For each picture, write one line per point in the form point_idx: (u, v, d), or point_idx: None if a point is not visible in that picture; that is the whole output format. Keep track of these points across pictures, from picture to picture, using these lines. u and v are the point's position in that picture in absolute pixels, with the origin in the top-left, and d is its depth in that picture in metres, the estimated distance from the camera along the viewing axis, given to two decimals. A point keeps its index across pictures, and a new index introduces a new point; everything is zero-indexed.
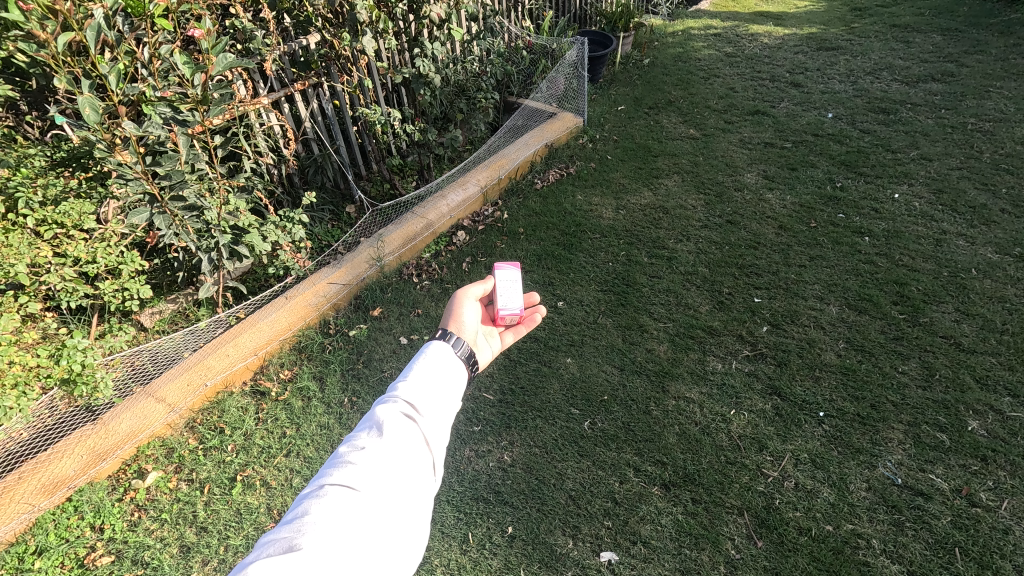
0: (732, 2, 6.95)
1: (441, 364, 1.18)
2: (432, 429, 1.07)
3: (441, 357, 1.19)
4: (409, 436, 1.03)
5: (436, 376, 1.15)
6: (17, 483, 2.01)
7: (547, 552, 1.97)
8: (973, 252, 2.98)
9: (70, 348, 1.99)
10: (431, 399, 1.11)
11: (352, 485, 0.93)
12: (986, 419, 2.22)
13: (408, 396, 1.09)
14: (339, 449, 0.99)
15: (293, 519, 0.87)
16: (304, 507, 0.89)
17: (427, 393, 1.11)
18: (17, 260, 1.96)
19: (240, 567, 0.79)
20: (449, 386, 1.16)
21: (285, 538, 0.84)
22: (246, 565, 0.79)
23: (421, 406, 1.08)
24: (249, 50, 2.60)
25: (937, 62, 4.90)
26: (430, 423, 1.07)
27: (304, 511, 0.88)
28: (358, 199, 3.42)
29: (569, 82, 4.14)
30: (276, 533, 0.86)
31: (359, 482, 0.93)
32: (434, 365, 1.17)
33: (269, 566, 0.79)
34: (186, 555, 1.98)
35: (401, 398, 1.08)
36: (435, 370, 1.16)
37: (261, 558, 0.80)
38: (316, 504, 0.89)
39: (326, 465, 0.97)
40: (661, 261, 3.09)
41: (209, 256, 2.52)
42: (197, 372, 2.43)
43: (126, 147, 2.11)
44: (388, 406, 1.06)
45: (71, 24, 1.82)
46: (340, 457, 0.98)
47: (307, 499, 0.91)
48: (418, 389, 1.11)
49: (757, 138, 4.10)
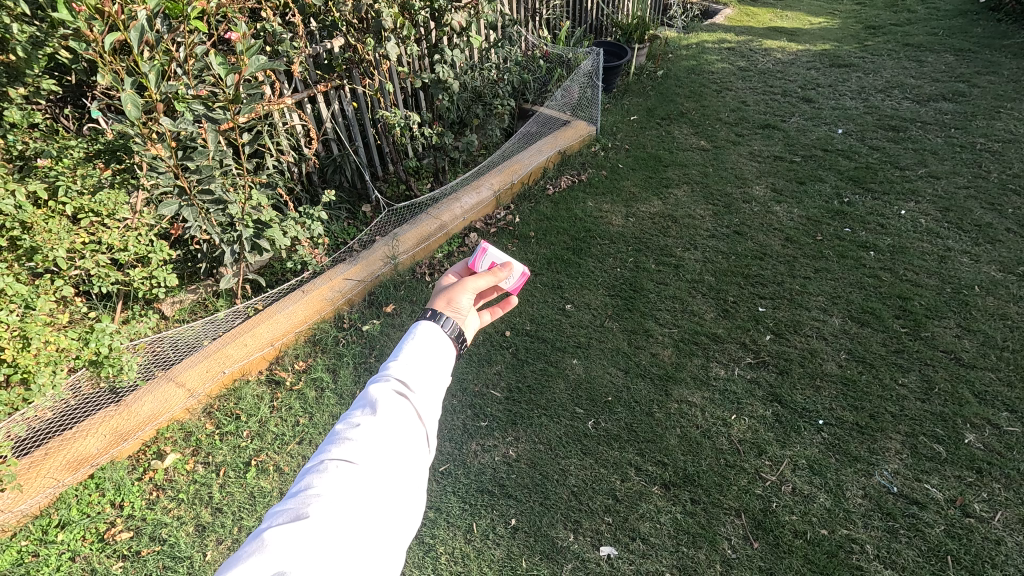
0: (747, 17, 7.04)
1: (430, 344, 1.20)
2: (424, 404, 1.11)
3: (430, 336, 1.21)
4: (402, 412, 1.07)
5: (425, 355, 1.18)
6: (44, 457, 2.10)
7: (548, 545, 2.03)
8: (977, 269, 3.02)
9: (99, 331, 2.09)
10: (423, 376, 1.15)
11: (351, 459, 0.97)
12: (983, 432, 2.26)
13: (400, 374, 1.12)
14: (337, 428, 1.04)
15: (299, 491, 0.92)
16: (308, 480, 0.94)
17: (419, 371, 1.15)
18: (57, 245, 2.07)
19: (253, 536, 0.84)
20: (438, 363, 1.19)
21: (293, 508, 0.89)
22: (259, 534, 0.84)
23: (413, 383, 1.12)
24: (278, 52, 2.71)
25: (949, 81, 4.95)
26: (423, 398, 1.11)
27: (308, 485, 0.93)
28: (374, 198, 3.53)
29: (583, 91, 4.23)
30: (284, 505, 0.91)
31: (357, 457, 0.98)
32: (423, 344, 1.19)
33: (282, 534, 0.84)
34: (200, 534, 2.06)
35: (392, 376, 1.12)
36: (425, 349, 1.18)
37: (272, 527, 0.86)
38: (319, 478, 0.94)
39: (326, 442, 1.01)
40: (668, 269, 3.15)
41: (231, 248, 2.61)
42: (216, 359, 2.52)
43: (159, 141, 2.25)
44: (381, 385, 1.10)
45: (118, 24, 1.94)
46: (338, 434, 1.02)
47: (310, 473, 0.95)
48: (409, 367, 1.14)
49: (767, 151, 4.17)
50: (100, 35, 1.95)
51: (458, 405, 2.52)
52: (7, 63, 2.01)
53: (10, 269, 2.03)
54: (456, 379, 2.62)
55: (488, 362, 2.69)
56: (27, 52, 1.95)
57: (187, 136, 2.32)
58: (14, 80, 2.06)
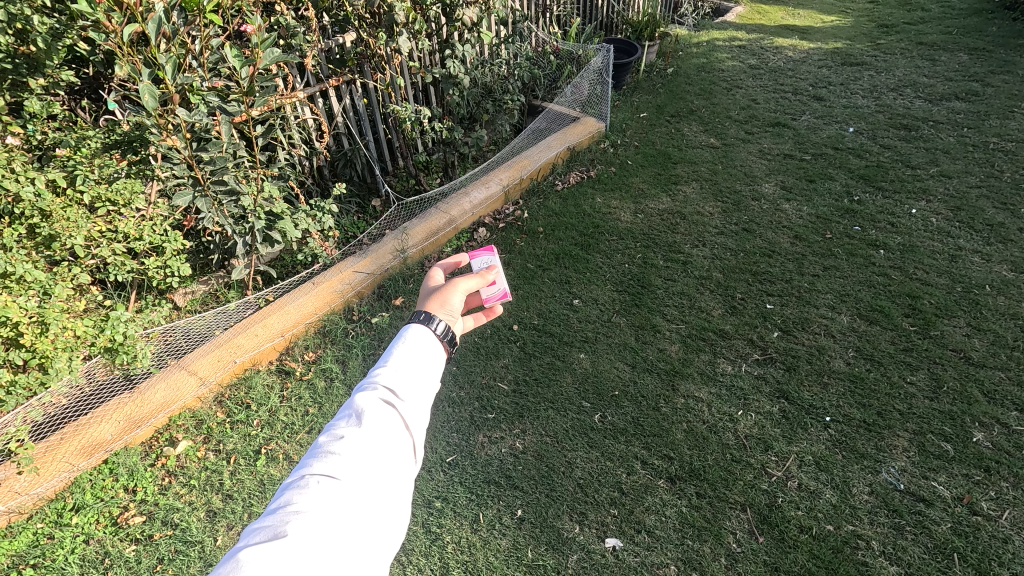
0: (759, 15, 7.01)
1: (421, 348, 1.13)
2: (413, 412, 1.04)
3: (420, 340, 1.13)
4: (388, 422, 1.00)
5: (416, 360, 1.10)
6: (59, 443, 2.15)
7: (554, 535, 2.05)
8: (988, 269, 3.00)
9: (114, 318, 2.11)
10: (414, 382, 1.07)
11: (334, 474, 0.89)
12: (992, 431, 2.25)
13: (388, 381, 1.05)
14: (319, 440, 0.96)
15: (277, 509, 0.84)
16: (287, 497, 0.86)
17: (408, 378, 1.07)
18: (75, 233, 2.10)
19: (226, 560, 0.76)
20: (429, 369, 1.11)
21: (271, 527, 0.81)
22: (233, 557, 0.76)
23: (402, 391, 1.05)
24: (291, 46, 2.75)
25: (962, 80, 4.91)
26: (412, 406, 1.04)
27: (287, 502, 0.85)
28: (384, 193, 3.56)
29: (593, 88, 4.22)
30: (261, 523, 0.83)
31: (340, 472, 0.90)
32: (413, 349, 1.12)
33: (256, 556, 0.76)
34: (211, 520, 2.09)
35: (380, 384, 1.04)
36: (414, 354, 1.11)
37: (247, 548, 0.77)
38: (300, 494, 0.86)
39: (308, 456, 0.93)
40: (677, 265, 3.16)
41: (243, 239, 2.66)
42: (227, 349, 2.56)
43: (175, 133, 2.29)
44: (368, 393, 1.02)
45: (137, 16, 2.00)
46: (321, 447, 0.94)
47: (290, 490, 0.87)
48: (398, 374, 1.07)
49: (776, 149, 4.16)
50: (120, 26, 1.98)
51: (466, 397, 2.54)
52: (28, 54, 2.05)
53: (28, 257, 2.07)
54: (464, 371, 2.65)
55: (495, 355, 2.71)
56: (47, 43, 1.99)
57: (201, 127, 2.37)
58: (35, 71, 2.12)
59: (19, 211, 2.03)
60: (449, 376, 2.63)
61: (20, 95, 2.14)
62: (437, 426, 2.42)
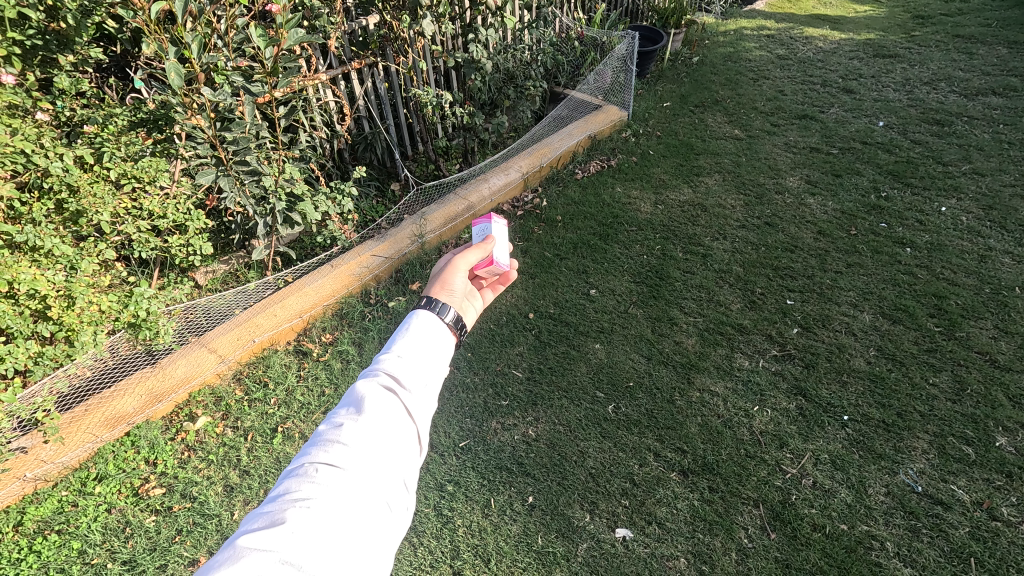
0: (789, 4, 6.85)
1: (426, 335, 1.11)
2: (417, 402, 1.03)
3: (427, 326, 1.12)
4: (390, 410, 0.99)
5: (421, 347, 1.09)
6: (85, 414, 2.23)
7: (564, 523, 2.06)
8: (1019, 270, 2.91)
9: (138, 294, 2.14)
10: (418, 371, 1.06)
11: (335, 462, 0.90)
12: (1016, 436, 2.20)
13: (391, 369, 1.04)
14: (320, 429, 0.96)
15: (278, 495, 0.85)
16: (288, 485, 0.87)
17: (411, 365, 1.06)
18: (102, 209, 2.14)
19: (226, 544, 0.77)
20: (435, 356, 1.10)
21: (271, 513, 0.82)
22: (233, 542, 0.78)
23: (406, 380, 1.04)
24: (315, 27, 2.74)
25: (1000, 75, 4.75)
26: (416, 396, 1.03)
27: (287, 489, 0.86)
28: (403, 177, 3.57)
29: (616, 76, 4.14)
30: (262, 509, 0.84)
31: (342, 460, 0.90)
32: (419, 335, 1.11)
33: (257, 542, 0.77)
34: (229, 494, 2.14)
35: (383, 371, 1.04)
36: (419, 341, 1.10)
37: (247, 535, 0.79)
38: (299, 482, 0.87)
39: (309, 444, 0.94)
40: (696, 257, 3.12)
41: (265, 220, 2.70)
42: (247, 328, 2.61)
43: (200, 112, 2.34)
44: (370, 381, 1.02)
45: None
46: (322, 436, 0.94)
47: (291, 477, 0.88)
48: (401, 362, 1.06)
49: (803, 142, 4.07)
50: (148, 2, 1.98)
51: (480, 382, 2.55)
52: (58, 30, 2.09)
53: (57, 232, 2.13)
54: (478, 358, 2.66)
55: (511, 343, 2.72)
56: (77, 20, 2.00)
57: (225, 107, 2.40)
58: (65, 48, 2.16)
59: (48, 186, 2.06)
60: (464, 362, 2.64)
61: (50, 71, 2.17)
62: (451, 411, 2.44)
